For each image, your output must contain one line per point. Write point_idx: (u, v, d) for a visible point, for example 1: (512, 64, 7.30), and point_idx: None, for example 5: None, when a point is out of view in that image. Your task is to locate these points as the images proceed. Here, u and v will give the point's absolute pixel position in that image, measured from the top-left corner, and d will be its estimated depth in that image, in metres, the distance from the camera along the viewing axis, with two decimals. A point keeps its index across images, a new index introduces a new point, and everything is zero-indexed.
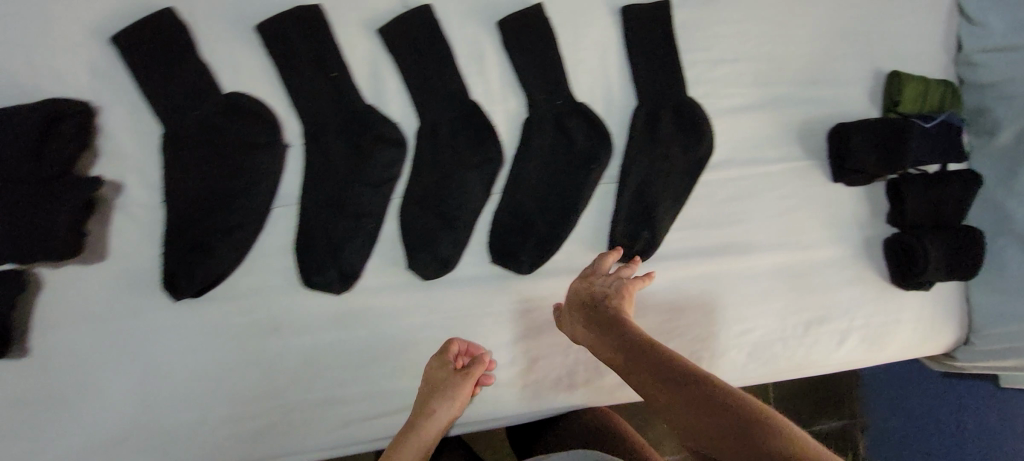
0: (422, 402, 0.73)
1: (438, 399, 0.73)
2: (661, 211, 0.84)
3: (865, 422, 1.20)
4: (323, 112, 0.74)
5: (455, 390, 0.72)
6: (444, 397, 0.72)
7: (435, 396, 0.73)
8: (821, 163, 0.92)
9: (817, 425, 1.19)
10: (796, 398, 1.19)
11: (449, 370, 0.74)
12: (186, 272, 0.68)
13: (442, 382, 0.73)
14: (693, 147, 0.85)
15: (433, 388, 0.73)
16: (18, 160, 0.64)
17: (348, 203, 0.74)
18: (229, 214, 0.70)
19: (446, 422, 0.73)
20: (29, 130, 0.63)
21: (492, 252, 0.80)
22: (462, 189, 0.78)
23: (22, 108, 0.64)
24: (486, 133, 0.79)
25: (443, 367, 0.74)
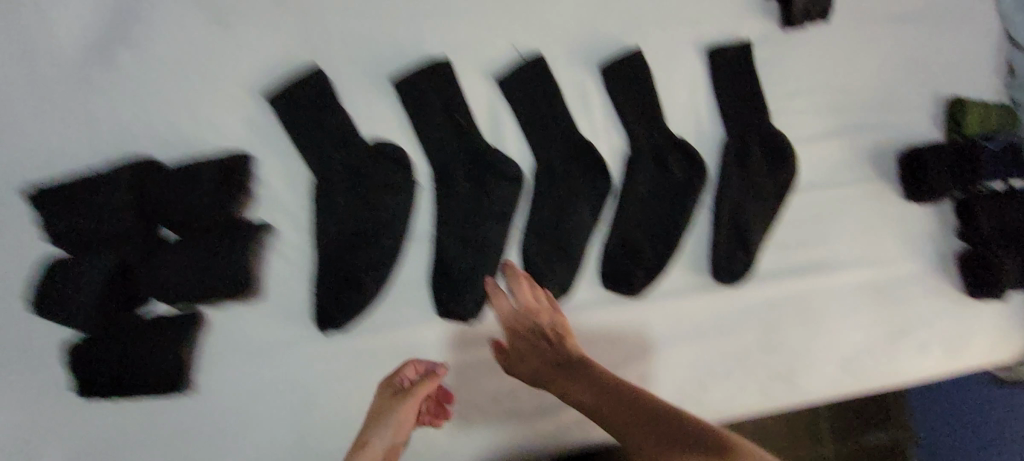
0: (361, 430, 0.70)
1: (385, 422, 0.69)
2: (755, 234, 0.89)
3: None
4: (451, 153, 0.81)
5: (393, 411, 0.69)
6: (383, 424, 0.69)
7: (381, 421, 0.69)
8: (893, 185, 0.97)
9: None
10: None
11: (392, 394, 0.71)
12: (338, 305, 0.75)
13: (384, 407, 0.70)
14: (781, 173, 0.91)
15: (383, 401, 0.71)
16: (202, 210, 0.71)
17: (476, 236, 0.80)
18: (373, 251, 0.76)
19: (391, 442, 0.69)
20: (215, 186, 0.71)
21: (604, 277, 0.86)
22: (575, 219, 0.84)
23: (208, 165, 0.72)
24: (595, 166, 0.85)
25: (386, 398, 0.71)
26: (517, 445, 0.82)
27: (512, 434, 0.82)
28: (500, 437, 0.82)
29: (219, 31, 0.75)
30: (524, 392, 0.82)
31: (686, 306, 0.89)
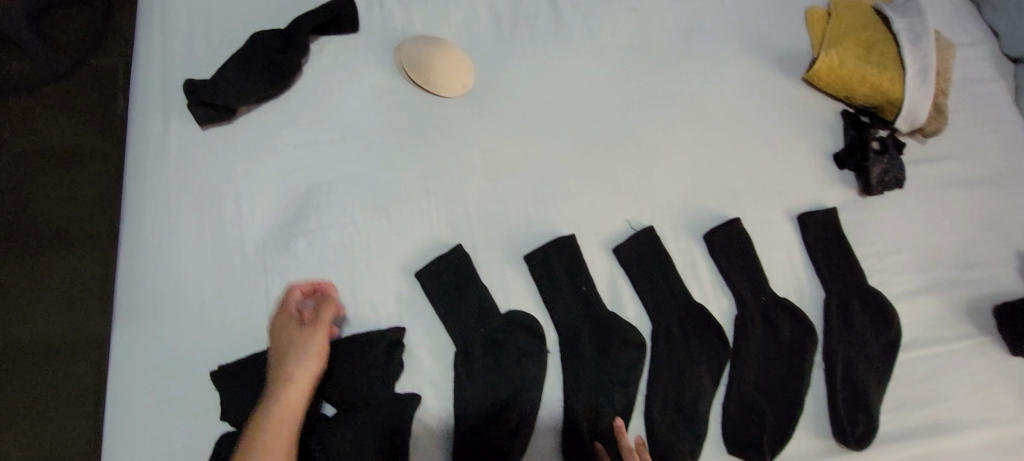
0: (274, 370, 0.71)
1: (280, 381, 0.70)
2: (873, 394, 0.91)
3: None
4: (577, 321, 0.87)
5: (307, 343, 0.72)
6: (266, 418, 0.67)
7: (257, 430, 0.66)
8: (997, 338, 0.99)
9: None
10: None
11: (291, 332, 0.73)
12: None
13: (289, 340, 0.73)
14: (886, 331, 0.95)
15: (286, 341, 0.73)
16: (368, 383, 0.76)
17: (606, 402, 0.84)
18: (511, 420, 0.79)
19: (313, 373, 0.72)
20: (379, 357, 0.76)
21: (730, 443, 0.86)
22: (696, 383, 0.88)
23: (372, 337, 0.77)
24: (709, 331, 0.90)
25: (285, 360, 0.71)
26: None
27: None
28: None
29: (378, 217, 0.85)
30: None
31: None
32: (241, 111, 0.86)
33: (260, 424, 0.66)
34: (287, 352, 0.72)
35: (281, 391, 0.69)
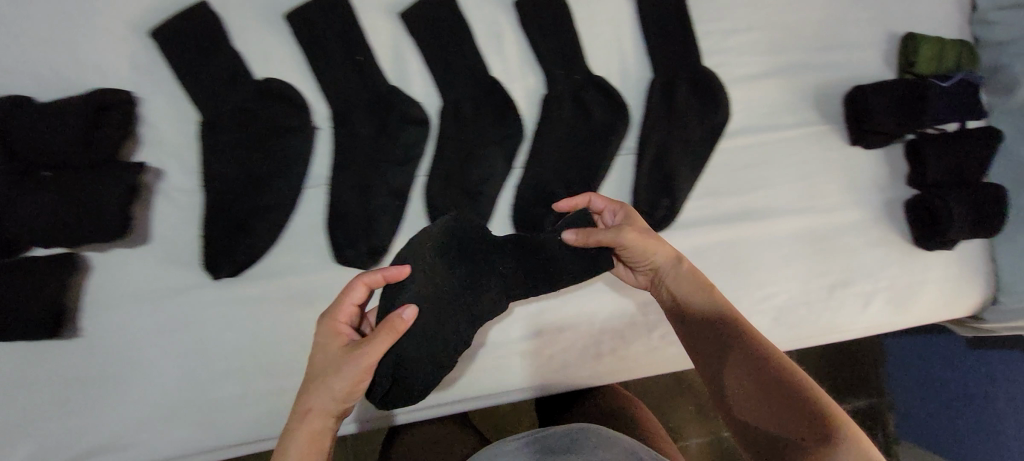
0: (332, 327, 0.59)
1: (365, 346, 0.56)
2: (678, 179, 0.85)
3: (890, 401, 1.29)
4: (351, 94, 0.78)
5: (354, 361, 0.55)
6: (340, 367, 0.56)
7: (315, 380, 0.57)
8: (837, 127, 0.93)
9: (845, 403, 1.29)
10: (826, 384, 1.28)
11: (337, 340, 0.58)
12: (465, 222, 0.70)
13: (336, 321, 0.59)
14: (711, 115, 0.87)
15: (338, 306, 0.59)
16: (72, 147, 0.68)
17: (377, 182, 0.77)
18: (265, 194, 0.74)
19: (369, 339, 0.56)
20: (79, 119, 0.68)
21: (516, 222, 0.82)
22: (486, 165, 0.81)
23: (75, 99, 0.69)
24: (507, 109, 0.81)
25: (328, 350, 0.58)
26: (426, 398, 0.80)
27: None
28: None
29: None
30: None
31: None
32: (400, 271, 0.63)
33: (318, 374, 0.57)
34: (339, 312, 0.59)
35: (340, 344, 0.58)
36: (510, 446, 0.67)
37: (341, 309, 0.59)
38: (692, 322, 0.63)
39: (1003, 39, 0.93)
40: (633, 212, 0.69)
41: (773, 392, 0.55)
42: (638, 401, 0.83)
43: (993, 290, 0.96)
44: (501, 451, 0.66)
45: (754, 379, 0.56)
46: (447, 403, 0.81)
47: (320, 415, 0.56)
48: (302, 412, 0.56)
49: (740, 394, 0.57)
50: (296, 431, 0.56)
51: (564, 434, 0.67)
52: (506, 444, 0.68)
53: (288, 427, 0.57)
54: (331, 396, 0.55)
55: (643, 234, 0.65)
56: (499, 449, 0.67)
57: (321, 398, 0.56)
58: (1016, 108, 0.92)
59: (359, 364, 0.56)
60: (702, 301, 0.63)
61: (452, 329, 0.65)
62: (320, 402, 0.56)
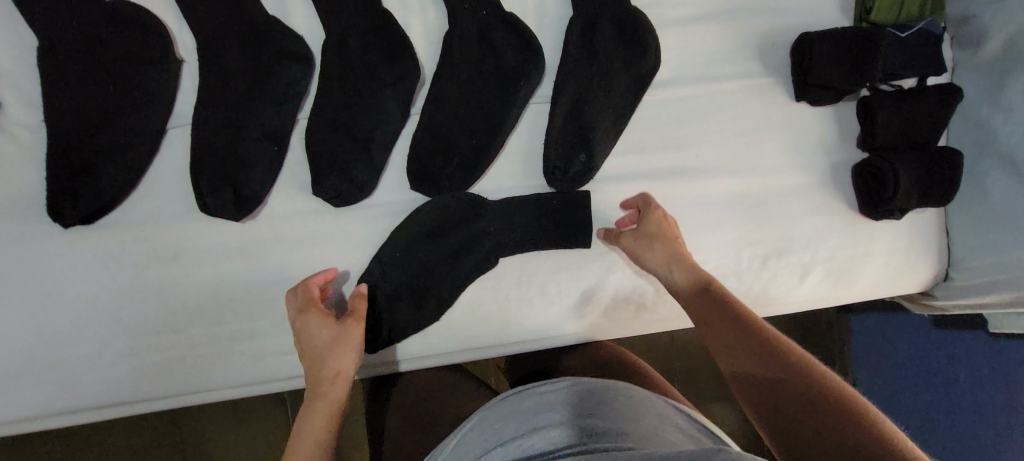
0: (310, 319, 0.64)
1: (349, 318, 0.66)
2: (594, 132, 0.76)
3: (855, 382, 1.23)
4: (218, 23, 0.69)
5: (351, 330, 0.65)
6: (337, 336, 0.64)
7: (323, 354, 0.63)
8: (783, 80, 0.83)
9: None
10: None
11: (320, 316, 0.64)
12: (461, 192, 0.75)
13: (303, 319, 0.65)
14: (637, 61, 0.77)
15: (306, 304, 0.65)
16: None
17: (248, 123, 0.69)
18: (116, 132, 0.66)
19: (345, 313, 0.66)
20: None
21: (410, 174, 0.74)
22: (375, 108, 0.72)
23: None
24: (402, 46, 0.72)
25: (318, 331, 0.64)
26: None
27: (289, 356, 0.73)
28: (288, 356, 0.73)
29: None
30: None
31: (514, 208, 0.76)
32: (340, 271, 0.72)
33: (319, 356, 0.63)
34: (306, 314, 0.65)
35: (330, 325, 0.64)
36: (531, 402, 0.54)
37: (310, 291, 0.66)
38: (699, 315, 0.63)
39: None
40: (657, 207, 0.73)
41: (796, 380, 0.52)
42: (630, 353, 0.75)
43: (945, 265, 0.89)
44: (526, 407, 0.54)
45: (762, 355, 0.56)
46: None
47: (333, 390, 0.62)
48: (314, 397, 0.61)
49: (754, 371, 0.56)
50: (315, 403, 0.60)
51: (588, 388, 0.54)
52: (520, 399, 0.55)
53: (304, 407, 0.60)
54: (340, 364, 0.63)
55: (651, 233, 0.71)
56: (516, 406, 0.54)
57: (342, 365, 0.63)
58: (984, 64, 0.83)
59: (358, 329, 0.65)
60: (712, 291, 0.64)
61: (458, 268, 0.76)
62: (339, 370, 0.62)
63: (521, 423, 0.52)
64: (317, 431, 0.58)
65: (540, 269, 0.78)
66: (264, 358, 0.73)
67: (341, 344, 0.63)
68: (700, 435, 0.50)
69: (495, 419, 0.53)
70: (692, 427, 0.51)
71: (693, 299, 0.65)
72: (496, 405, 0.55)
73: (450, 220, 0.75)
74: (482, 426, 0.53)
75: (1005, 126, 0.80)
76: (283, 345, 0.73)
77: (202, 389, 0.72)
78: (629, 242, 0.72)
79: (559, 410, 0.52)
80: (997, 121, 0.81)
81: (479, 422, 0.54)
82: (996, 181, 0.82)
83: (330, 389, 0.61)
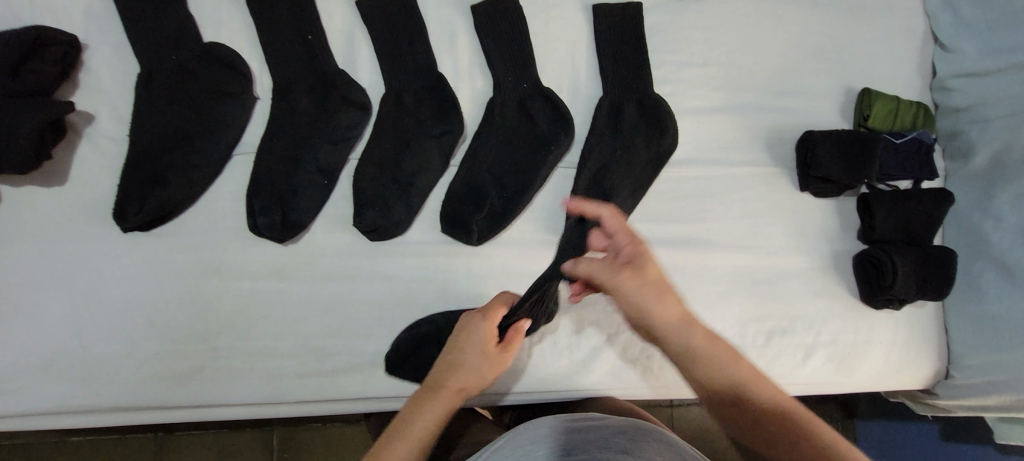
0: (467, 322, 0.67)
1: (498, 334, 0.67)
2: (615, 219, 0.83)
3: None
4: (295, 71, 0.79)
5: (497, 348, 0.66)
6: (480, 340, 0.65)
7: (466, 360, 0.65)
8: (788, 171, 0.91)
9: None
10: None
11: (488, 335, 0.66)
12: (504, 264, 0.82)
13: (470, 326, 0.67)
14: (657, 139, 0.86)
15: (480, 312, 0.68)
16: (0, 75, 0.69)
17: (306, 156, 0.77)
18: (190, 152, 0.74)
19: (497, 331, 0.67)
20: (12, 52, 0.68)
21: (442, 219, 0.80)
22: (420, 156, 0.80)
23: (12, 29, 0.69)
24: (450, 106, 0.82)
25: (477, 337, 0.66)
26: (324, 389, 0.76)
27: (305, 377, 0.76)
28: (305, 378, 0.76)
29: None
30: (339, 327, 0.77)
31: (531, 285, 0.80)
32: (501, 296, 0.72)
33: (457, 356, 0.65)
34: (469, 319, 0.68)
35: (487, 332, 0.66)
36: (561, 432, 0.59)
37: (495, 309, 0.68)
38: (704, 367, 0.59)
39: (964, 104, 0.91)
40: (645, 248, 0.62)
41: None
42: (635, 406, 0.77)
43: (945, 363, 0.92)
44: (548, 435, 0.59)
45: (765, 429, 0.55)
46: (340, 400, 0.77)
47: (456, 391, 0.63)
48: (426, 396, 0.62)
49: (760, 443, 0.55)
50: (434, 394, 0.62)
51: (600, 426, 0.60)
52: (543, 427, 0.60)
53: (427, 393, 0.62)
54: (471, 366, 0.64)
55: (649, 282, 0.60)
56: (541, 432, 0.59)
57: (467, 378, 0.64)
58: (973, 175, 0.90)
59: (504, 360, 0.66)
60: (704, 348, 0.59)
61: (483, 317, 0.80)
62: (462, 386, 0.63)
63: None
64: (425, 425, 0.59)
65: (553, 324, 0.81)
66: (281, 378, 0.75)
67: (490, 356, 0.65)
68: None
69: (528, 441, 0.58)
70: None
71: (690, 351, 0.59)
72: (525, 430, 0.60)
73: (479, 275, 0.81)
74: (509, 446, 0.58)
75: (994, 232, 0.87)
76: (302, 366, 0.76)
77: (215, 402, 0.74)
78: (620, 286, 0.61)
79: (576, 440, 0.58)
80: (986, 227, 0.88)
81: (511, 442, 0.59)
82: (989, 282, 0.86)
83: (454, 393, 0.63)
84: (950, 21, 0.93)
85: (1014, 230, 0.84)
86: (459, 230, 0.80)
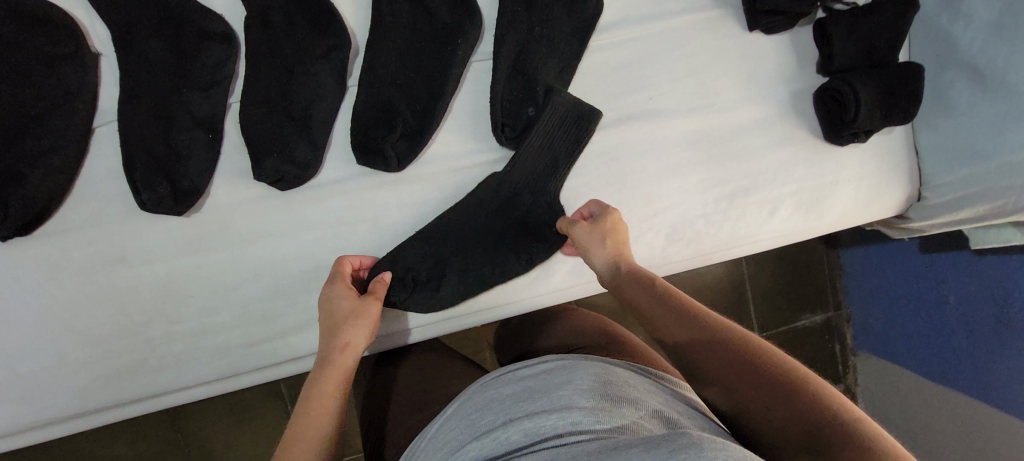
0: (331, 295, 0.65)
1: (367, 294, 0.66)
2: (553, 137, 0.74)
3: (848, 314, 1.25)
4: (130, 11, 0.66)
5: (369, 302, 0.65)
6: (348, 304, 0.64)
7: (345, 324, 0.62)
8: (733, 11, 0.80)
9: (802, 320, 1.24)
10: (779, 299, 1.23)
11: (351, 292, 0.66)
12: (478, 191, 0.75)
13: (336, 295, 0.65)
14: (578, 6, 0.75)
15: (341, 279, 0.67)
16: None
17: (177, 112, 0.66)
18: (40, 137, 0.63)
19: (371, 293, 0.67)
20: None
21: (354, 149, 0.71)
22: (310, 83, 0.69)
23: None
24: (328, 16, 0.70)
25: (344, 299, 0.64)
26: (281, 353, 0.73)
27: (256, 346, 0.72)
28: (256, 347, 0.72)
29: None
30: (275, 289, 0.72)
31: (457, 229, 0.75)
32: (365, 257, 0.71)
33: (330, 331, 0.62)
34: (334, 288, 0.65)
35: (353, 296, 0.65)
36: (510, 388, 0.54)
37: (343, 269, 0.67)
38: (661, 333, 0.56)
39: None
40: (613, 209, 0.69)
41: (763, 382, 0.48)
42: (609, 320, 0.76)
43: (918, 186, 0.88)
44: (504, 395, 0.53)
45: (703, 339, 0.52)
46: (300, 358, 0.74)
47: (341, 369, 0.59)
48: (314, 385, 0.57)
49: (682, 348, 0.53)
50: (323, 376, 0.57)
51: (564, 371, 0.53)
52: (499, 386, 0.55)
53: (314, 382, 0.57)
54: (353, 332, 0.62)
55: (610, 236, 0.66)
56: (496, 395, 0.54)
57: (355, 337, 0.61)
58: None
59: (377, 310, 0.65)
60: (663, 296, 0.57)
61: (460, 250, 0.75)
62: (350, 341, 0.61)
63: (499, 410, 0.51)
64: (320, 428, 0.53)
65: (501, 237, 0.76)
66: (232, 351, 0.72)
67: (361, 319, 0.63)
68: (673, 416, 0.49)
69: (475, 406, 0.54)
70: (666, 407, 0.50)
71: (652, 316, 0.57)
72: (476, 395, 0.56)
73: (410, 201, 0.74)
74: (460, 415, 0.54)
75: (964, 33, 0.78)
76: (249, 335, 0.72)
77: (171, 390, 0.71)
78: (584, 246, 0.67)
79: (533, 391, 0.52)
80: (955, 29, 0.79)
81: (463, 406, 0.55)
82: (961, 91, 0.79)
83: (338, 369, 0.59)
84: None
85: (987, 27, 0.75)
86: (376, 156, 0.71)
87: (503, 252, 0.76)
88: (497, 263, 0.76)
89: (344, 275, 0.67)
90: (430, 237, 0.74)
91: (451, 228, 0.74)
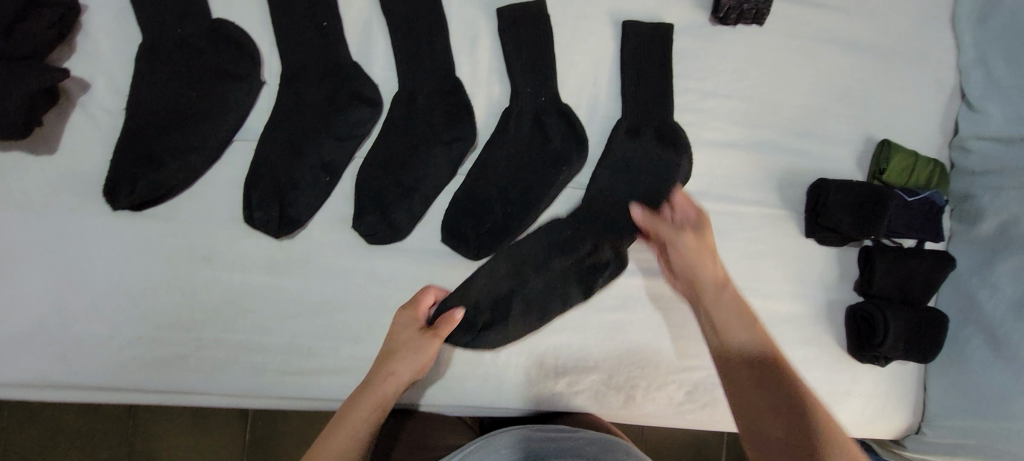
0: (397, 321, 0.71)
1: (429, 331, 0.70)
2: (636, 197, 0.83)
3: None
4: (305, 58, 0.75)
5: (423, 342, 0.69)
6: (409, 339, 0.69)
7: (396, 358, 0.68)
8: (797, 215, 0.90)
9: None
10: None
11: (413, 327, 0.70)
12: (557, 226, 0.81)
13: (402, 327, 0.70)
14: (670, 172, 0.82)
15: (410, 309, 0.71)
16: None
17: (309, 151, 0.73)
18: (188, 134, 0.70)
19: (432, 330, 0.69)
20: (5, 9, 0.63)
21: (442, 229, 0.79)
22: (427, 163, 0.77)
23: None
24: (464, 113, 0.79)
25: (407, 333, 0.70)
26: (307, 388, 0.75)
27: (287, 374, 0.74)
28: (287, 375, 0.74)
29: None
30: (326, 327, 0.75)
31: (524, 257, 0.79)
32: (429, 288, 0.73)
33: (386, 358, 0.68)
34: (402, 316, 0.71)
35: (416, 330, 0.70)
36: (543, 435, 0.68)
37: (421, 299, 0.72)
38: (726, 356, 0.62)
39: (982, 168, 0.90)
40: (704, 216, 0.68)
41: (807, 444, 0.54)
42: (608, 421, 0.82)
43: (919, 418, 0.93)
44: (537, 439, 0.67)
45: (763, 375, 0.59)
46: (320, 398, 0.76)
47: (374, 397, 0.65)
48: (349, 409, 0.65)
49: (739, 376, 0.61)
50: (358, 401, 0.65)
51: (595, 437, 0.67)
52: (539, 432, 0.68)
53: (351, 404, 0.66)
54: (403, 364, 0.67)
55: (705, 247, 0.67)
56: (531, 437, 0.67)
57: (400, 370, 0.67)
58: (981, 240, 0.89)
59: (433, 351, 0.69)
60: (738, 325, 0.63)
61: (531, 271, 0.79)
62: (394, 373, 0.67)
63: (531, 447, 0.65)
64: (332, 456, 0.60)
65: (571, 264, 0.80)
66: (264, 372, 0.74)
67: (414, 357, 0.68)
68: None
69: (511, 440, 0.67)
70: None
71: (728, 338, 0.63)
72: (516, 433, 0.68)
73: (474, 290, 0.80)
74: (496, 443, 0.67)
75: (988, 300, 0.87)
76: (287, 363, 0.74)
77: (193, 391, 0.73)
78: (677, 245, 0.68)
79: (572, 449, 0.64)
80: (981, 295, 0.88)
81: (500, 437, 0.68)
82: (975, 351, 0.87)
83: (377, 399, 0.65)
84: (982, 81, 0.92)
85: (1009, 302, 0.84)
86: (459, 240, 0.78)
87: (573, 281, 0.80)
88: (566, 289, 0.80)
89: (415, 308, 0.71)
90: (498, 259, 0.78)
91: (514, 282, 0.78)
